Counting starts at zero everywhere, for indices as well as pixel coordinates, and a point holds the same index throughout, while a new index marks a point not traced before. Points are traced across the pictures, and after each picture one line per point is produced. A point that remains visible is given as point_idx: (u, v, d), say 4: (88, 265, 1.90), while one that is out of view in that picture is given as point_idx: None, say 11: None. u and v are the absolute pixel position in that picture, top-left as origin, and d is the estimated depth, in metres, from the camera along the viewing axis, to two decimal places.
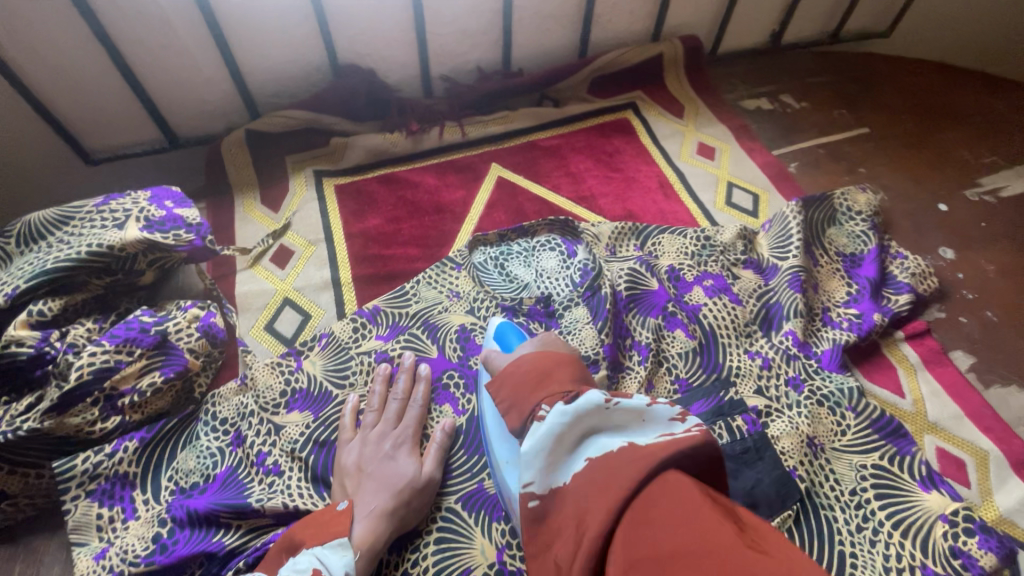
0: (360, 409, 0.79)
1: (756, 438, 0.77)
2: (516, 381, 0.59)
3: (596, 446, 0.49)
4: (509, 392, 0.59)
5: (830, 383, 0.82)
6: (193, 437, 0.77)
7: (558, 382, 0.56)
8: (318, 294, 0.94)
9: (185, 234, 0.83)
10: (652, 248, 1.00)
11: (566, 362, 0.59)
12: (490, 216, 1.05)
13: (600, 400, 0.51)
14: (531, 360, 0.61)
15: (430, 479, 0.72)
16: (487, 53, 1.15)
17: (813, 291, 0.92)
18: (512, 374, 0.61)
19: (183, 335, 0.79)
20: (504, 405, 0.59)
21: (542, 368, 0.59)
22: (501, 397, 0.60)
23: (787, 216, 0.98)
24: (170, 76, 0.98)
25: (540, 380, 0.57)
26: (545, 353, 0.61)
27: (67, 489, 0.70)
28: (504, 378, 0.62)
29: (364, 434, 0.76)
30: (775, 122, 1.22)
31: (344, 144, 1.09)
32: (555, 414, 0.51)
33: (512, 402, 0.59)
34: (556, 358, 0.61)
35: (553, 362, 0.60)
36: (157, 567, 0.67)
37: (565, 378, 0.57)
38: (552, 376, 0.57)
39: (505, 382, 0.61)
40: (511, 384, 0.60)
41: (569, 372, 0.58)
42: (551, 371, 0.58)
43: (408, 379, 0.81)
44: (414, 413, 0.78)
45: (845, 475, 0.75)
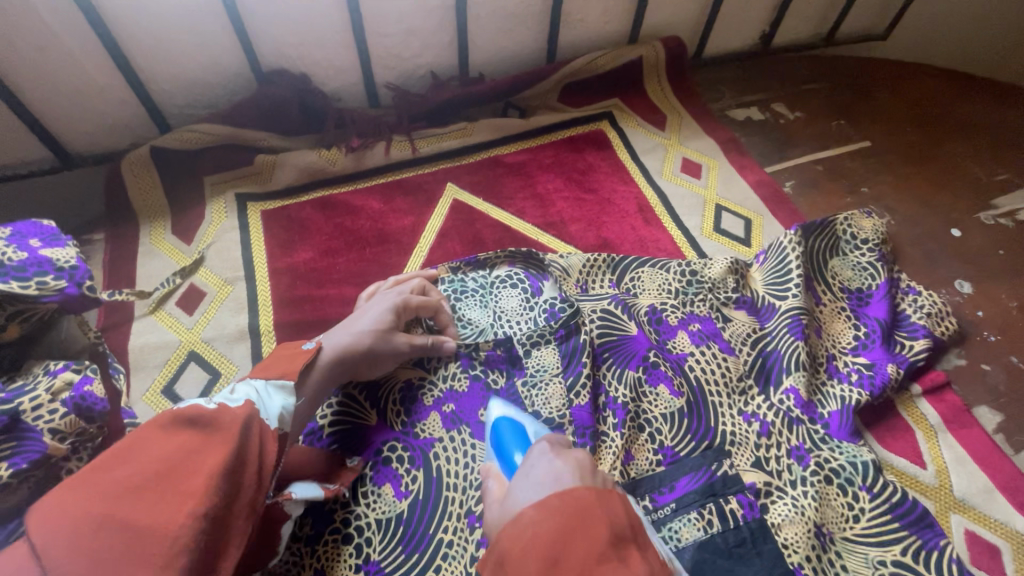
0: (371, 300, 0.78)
1: (753, 529, 0.64)
2: (519, 573, 0.37)
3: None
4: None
5: (840, 455, 0.69)
6: None
7: (588, 567, 0.36)
8: (231, 347, 0.79)
9: (54, 283, 0.68)
10: (630, 284, 0.86)
11: (589, 513, 0.39)
12: (443, 246, 0.90)
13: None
14: (534, 521, 0.39)
15: (401, 349, 0.68)
16: (441, 56, 1.00)
17: (817, 336, 0.79)
18: (510, 554, 0.38)
19: (41, 415, 0.63)
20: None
21: (557, 536, 0.38)
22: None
23: (784, 246, 0.85)
24: (52, 86, 0.82)
25: (555, 565, 0.37)
26: (559, 507, 0.39)
27: None
28: (501, 563, 0.39)
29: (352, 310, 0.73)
30: (767, 134, 1.09)
31: (272, 162, 0.93)
32: None
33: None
34: (576, 513, 0.39)
35: (568, 530, 0.38)
36: None
37: (588, 558, 0.37)
38: (575, 551, 0.37)
39: (502, 564, 0.38)
40: (517, 565, 0.37)
41: (599, 543, 0.38)
42: (568, 550, 0.37)
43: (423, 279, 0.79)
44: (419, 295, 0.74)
45: (860, 574, 0.62)
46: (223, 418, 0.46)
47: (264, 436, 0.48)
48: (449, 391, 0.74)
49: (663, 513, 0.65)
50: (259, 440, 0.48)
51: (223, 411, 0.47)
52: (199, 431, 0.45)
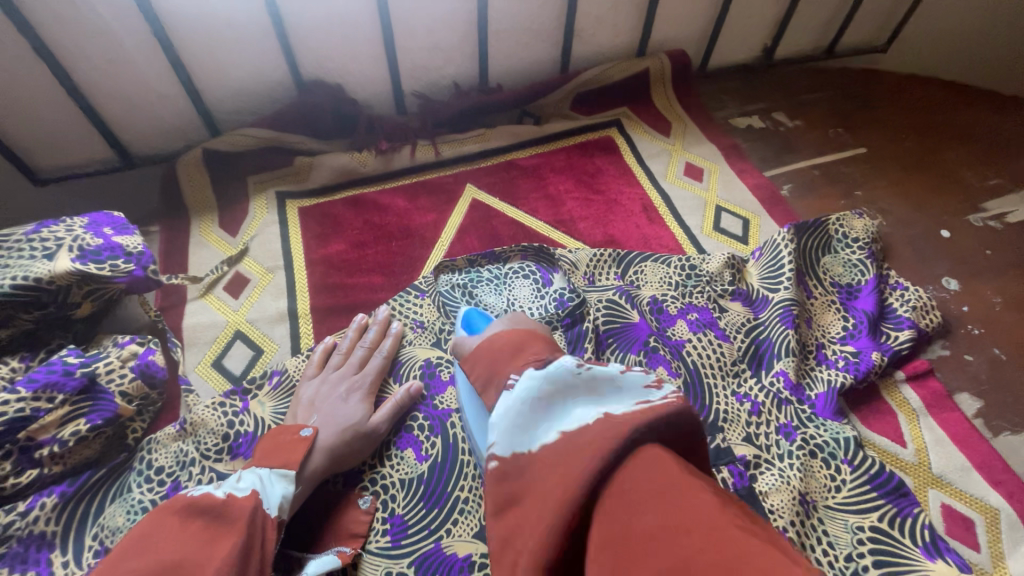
0: (331, 352, 0.81)
1: (743, 494, 0.70)
2: (490, 356, 0.50)
3: (571, 417, 0.40)
4: (484, 365, 0.50)
5: (825, 432, 0.75)
6: (124, 489, 0.70)
7: (539, 353, 0.48)
8: (272, 327, 0.87)
9: (123, 264, 0.78)
10: (633, 277, 0.93)
11: (543, 335, 0.51)
12: (462, 241, 0.99)
13: (574, 364, 0.44)
14: (504, 333, 0.51)
15: (377, 430, 0.73)
16: (463, 67, 1.09)
17: (807, 326, 0.85)
18: (486, 350, 0.51)
19: (113, 378, 0.72)
20: (477, 382, 0.49)
21: (517, 339, 0.50)
22: (473, 376, 0.51)
23: (778, 243, 0.91)
24: (120, 94, 0.93)
25: (515, 352, 0.49)
26: (523, 328, 0.52)
27: None
28: (475, 356, 0.52)
29: (325, 374, 0.78)
30: (767, 141, 1.16)
31: (309, 163, 1.03)
32: (525, 380, 0.44)
33: (487, 379, 0.49)
34: (532, 334, 0.51)
35: (526, 336, 0.50)
36: None
37: (542, 349, 0.48)
38: (528, 348, 0.48)
39: (480, 357, 0.51)
40: (487, 356, 0.50)
41: (548, 347, 0.50)
42: (525, 344, 0.49)
43: (378, 331, 0.83)
44: (376, 363, 0.79)
45: (840, 537, 0.67)
46: (231, 512, 0.54)
47: (265, 525, 0.56)
48: None
49: None
50: (261, 531, 0.56)
51: (232, 500, 0.56)
52: (210, 520, 0.53)
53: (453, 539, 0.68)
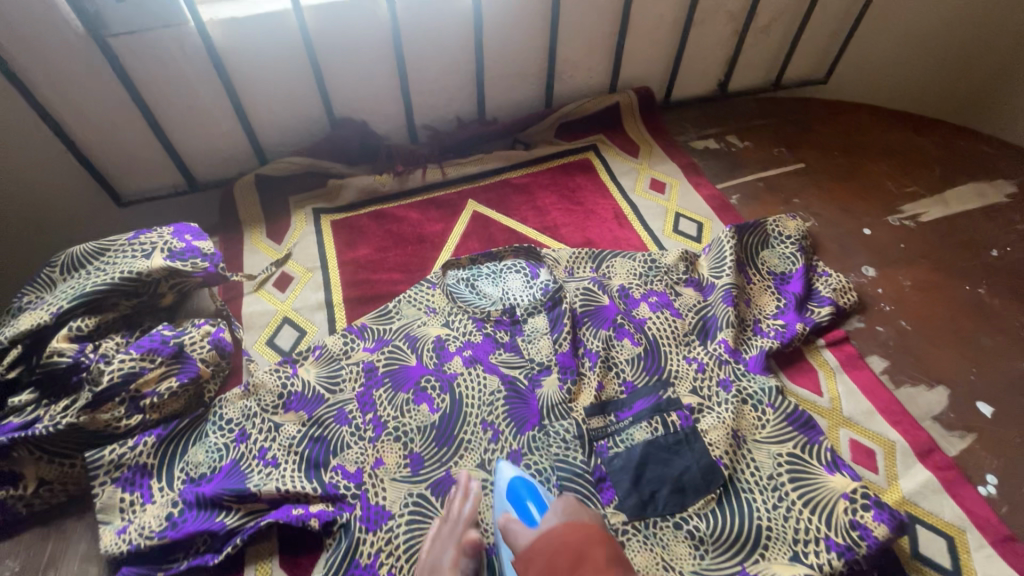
0: (412, 505, 0.79)
1: (687, 432, 0.89)
2: (546, 565, 0.56)
3: None
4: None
5: (755, 383, 0.94)
6: (202, 435, 0.89)
7: (601, 571, 0.54)
8: (313, 313, 1.08)
9: (200, 262, 0.99)
10: (606, 269, 1.13)
11: (597, 539, 0.57)
12: (465, 245, 1.20)
13: None
14: (561, 534, 0.58)
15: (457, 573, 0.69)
16: (465, 105, 1.33)
17: (745, 305, 1.05)
18: (542, 558, 0.57)
19: (196, 347, 0.93)
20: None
21: (575, 547, 0.56)
22: None
23: (722, 241, 1.12)
24: (192, 133, 1.17)
25: (575, 567, 0.55)
26: (577, 527, 0.58)
27: (96, 475, 0.81)
28: (530, 561, 0.58)
29: (401, 530, 0.76)
30: (721, 159, 1.38)
31: (339, 185, 1.25)
32: None
33: None
34: (588, 534, 0.58)
35: (585, 541, 0.57)
36: (169, 541, 0.78)
37: (599, 560, 0.55)
38: (587, 560, 0.55)
39: (535, 562, 0.57)
40: (544, 569, 0.56)
41: (602, 551, 0.56)
42: (584, 552, 0.56)
43: (454, 475, 0.81)
44: (454, 504, 0.77)
45: (764, 462, 0.86)
46: None
47: None
48: (468, 341, 1.03)
49: (623, 424, 0.91)
50: None
51: None
52: None
53: (461, 468, 0.88)
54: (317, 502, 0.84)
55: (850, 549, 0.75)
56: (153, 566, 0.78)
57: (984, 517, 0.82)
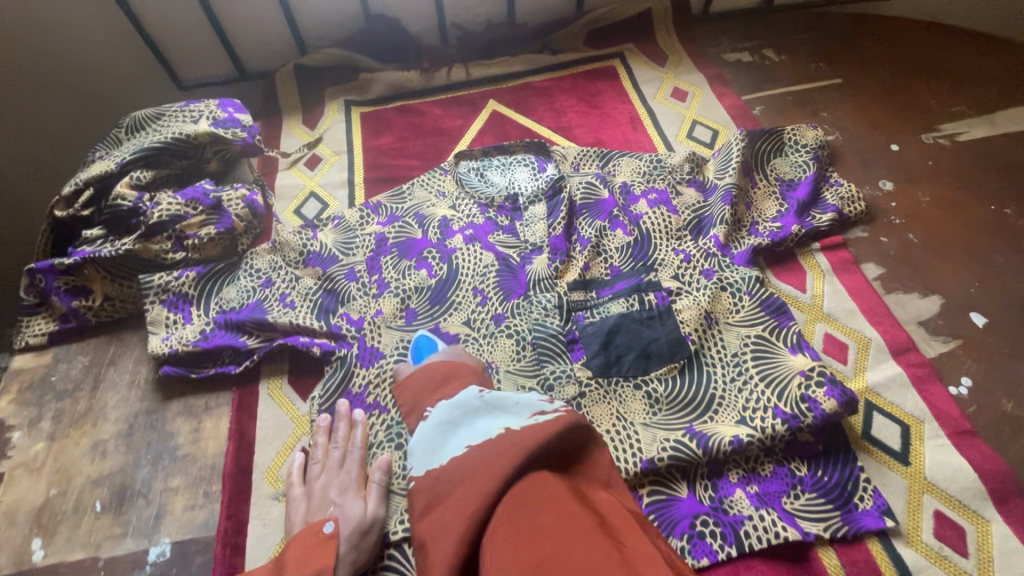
0: (309, 462, 0.84)
1: (661, 310, 0.94)
2: (417, 385, 0.75)
3: (476, 432, 0.59)
4: (410, 394, 0.74)
5: (737, 274, 0.96)
6: (235, 278, 1.04)
7: (456, 385, 0.71)
8: (336, 190, 1.19)
9: (240, 133, 1.12)
10: (611, 168, 1.16)
11: (464, 368, 0.74)
12: (480, 139, 1.26)
13: (479, 395, 0.66)
14: (436, 365, 0.76)
15: (375, 520, 0.77)
16: (494, 7, 1.36)
17: (745, 207, 1.06)
18: (416, 378, 0.76)
19: (232, 204, 1.06)
20: (405, 405, 0.74)
21: (444, 369, 0.74)
22: (402, 401, 0.75)
23: (732, 144, 1.12)
24: (241, 20, 1.29)
25: (438, 381, 0.73)
26: (448, 362, 0.76)
27: (147, 295, 0.97)
28: (406, 385, 0.76)
29: (310, 487, 0.81)
30: (753, 72, 1.34)
31: (368, 79, 1.33)
32: (442, 409, 0.67)
33: (411, 405, 0.73)
34: (456, 365, 0.75)
35: (453, 368, 0.74)
36: (202, 350, 0.94)
37: (459, 378, 0.72)
38: (450, 378, 0.72)
39: (409, 386, 0.75)
40: (415, 389, 0.74)
41: (463, 375, 0.73)
42: (449, 375, 0.73)
43: (346, 426, 0.86)
44: (354, 454, 0.83)
45: (731, 342, 0.90)
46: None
47: None
48: (470, 222, 1.11)
49: (602, 300, 0.97)
50: None
51: None
52: None
53: (449, 324, 0.98)
54: (322, 337, 0.97)
55: (795, 417, 0.80)
56: (188, 369, 0.94)
57: (945, 412, 0.84)
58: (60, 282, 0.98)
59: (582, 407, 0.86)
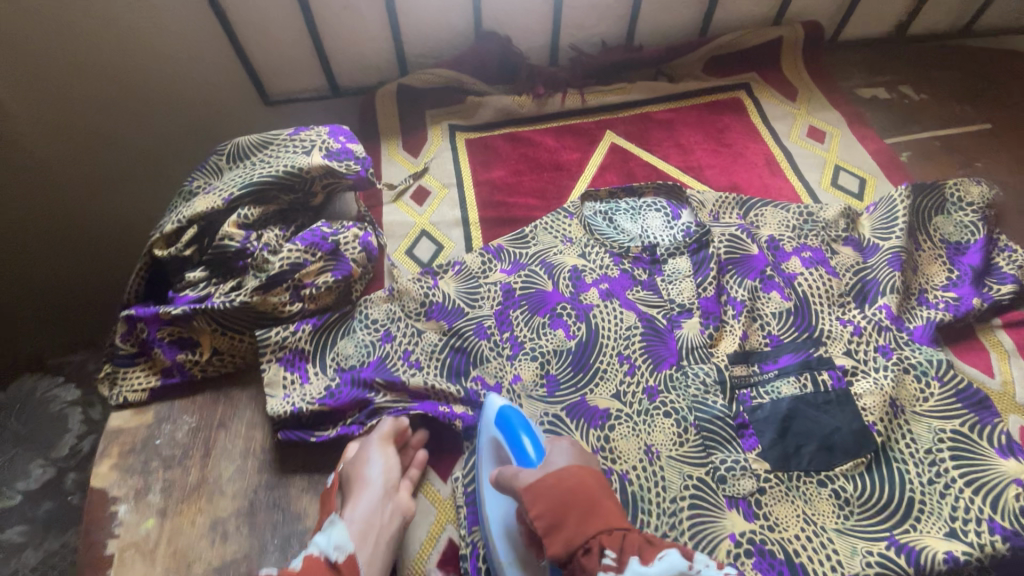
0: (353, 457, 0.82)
1: (839, 394, 0.84)
2: (559, 499, 0.62)
3: None
4: (553, 510, 0.61)
5: (919, 354, 0.87)
6: (351, 330, 0.94)
7: (612, 516, 0.61)
8: (449, 229, 1.09)
9: (354, 165, 1.00)
10: (754, 219, 1.06)
11: (603, 484, 0.65)
12: (603, 177, 1.16)
13: (681, 566, 0.56)
14: (580, 477, 0.63)
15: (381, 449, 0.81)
16: (613, 27, 1.25)
17: (912, 272, 0.96)
18: (556, 488, 0.62)
19: (349, 247, 0.96)
20: (547, 523, 0.61)
21: (593, 491, 0.62)
22: (536, 515, 0.62)
23: (894, 199, 1.02)
24: (343, 36, 1.17)
25: (590, 509, 0.61)
26: (588, 471, 0.65)
27: (264, 353, 0.87)
28: (540, 494, 0.63)
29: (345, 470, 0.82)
30: (892, 112, 1.24)
31: (476, 102, 1.22)
32: (631, 573, 0.55)
33: (553, 523, 0.61)
34: (599, 482, 0.65)
35: (599, 489, 0.63)
36: (326, 408, 0.85)
37: (611, 512, 0.61)
38: (603, 508, 0.61)
39: (546, 493, 0.62)
40: (559, 501, 0.61)
41: (609, 501, 0.63)
42: (599, 501, 0.62)
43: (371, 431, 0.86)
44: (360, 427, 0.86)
45: (922, 436, 0.81)
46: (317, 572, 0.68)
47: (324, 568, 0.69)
48: (604, 275, 1.01)
49: (767, 376, 0.88)
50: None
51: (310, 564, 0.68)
52: None
53: (596, 396, 0.88)
54: (459, 406, 0.88)
55: (1017, 535, 0.71)
56: (306, 432, 0.85)
57: None
58: (165, 332, 0.89)
59: (762, 505, 0.77)
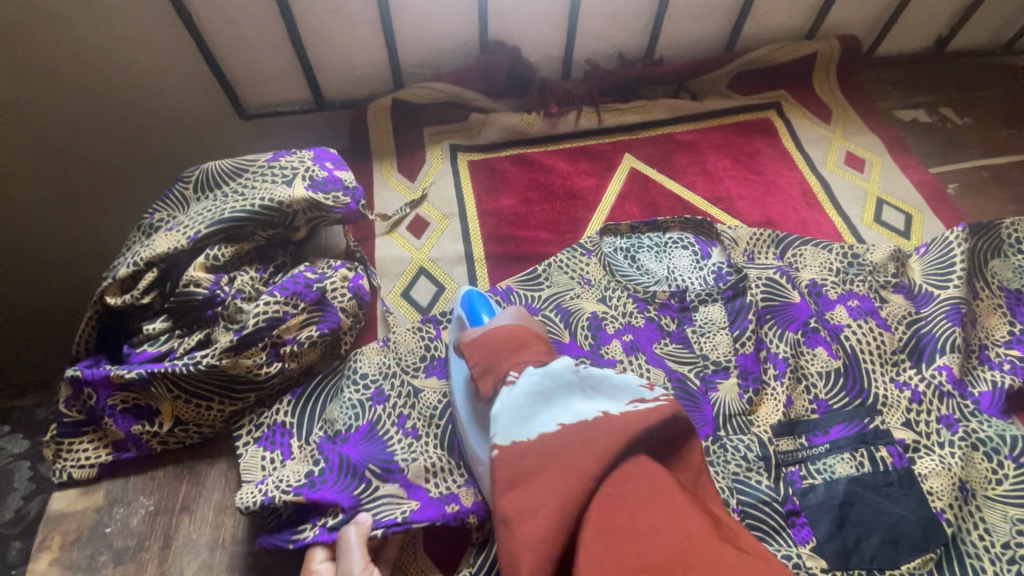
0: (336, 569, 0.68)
1: (901, 476, 0.74)
2: (490, 345, 0.64)
3: (570, 412, 0.54)
4: (485, 354, 0.63)
5: (989, 428, 0.76)
6: (339, 390, 0.81)
7: (538, 352, 0.62)
8: (451, 267, 0.97)
9: (342, 197, 0.86)
10: (792, 259, 0.95)
11: (541, 339, 0.65)
12: (622, 207, 1.04)
13: (570, 366, 0.57)
14: (512, 328, 0.65)
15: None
16: (633, 39, 1.13)
17: (972, 326, 0.86)
18: (489, 337, 0.65)
19: (336, 295, 0.83)
20: (479, 367, 0.63)
21: (522, 337, 0.64)
22: (473, 362, 0.64)
23: (950, 242, 0.90)
24: (330, 44, 1.03)
25: (516, 346, 0.62)
26: (525, 327, 0.66)
27: (240, 435, 0.78)
28: (477, 343, 0.65)
29: None
30: (935, 137, 1.14)
31: (481, 121, 1.10)
32: (527, 377, 0.57)
33: (486, 367, 0.63)
34: (536, 335, 0.66)
35: (532, 337, 0.64)
36: (305, 499, 0.70)
37: (539, 349, 0.62)
38: (529, 346, 0.62)
39: (483, 346, 0.64)
40: (490, 347, 0.64)
41: (541, 343, 0.64)
42: (527, 343, 0.63)
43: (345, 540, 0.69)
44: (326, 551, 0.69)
45: (997, 526, 0.71)
46: None
47: None
48: (628, 324, 0.89)
49: (817, 451, 0.78)
50: None
51: None
52: None
53: None
54: (466, 492, 0.74)
55: None
56: (286, 535, 0.70)
57: None
58: (116, 399, 0.75)
59: None
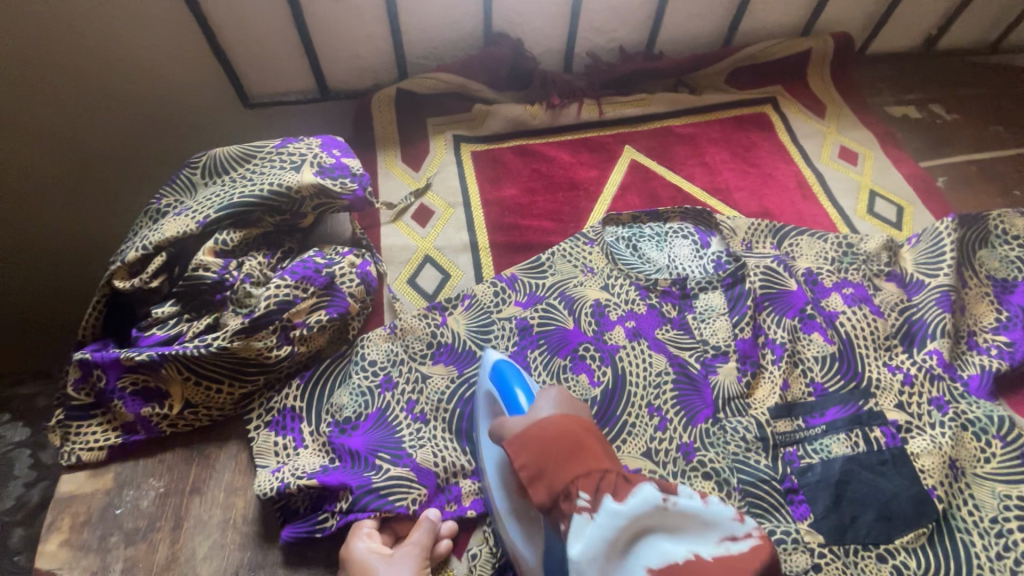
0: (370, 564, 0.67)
1: (893, 455, 0.77)
2: (540, 450, 0.53)
3: (654, 554, 0.50)
4: (535, 458, 0.53)
5: (977, 409, 0.80)
6: (348, 376, 0.82)
7: (600, 459, 0.53)
8: (456, 255, 0.98)
9: (350, 183, 0.87)
10: (789, 248, 0.98)
11: (593, 431, 0.56)
12: (623, 198, 1.06)
13: (658, 501, 0.50)
14: (565, 423, 0.54)
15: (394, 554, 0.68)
16: (633, 33, 1.15)
17: (961, 313, 0.90)
18: (539, 438, 0.54)
19: (345, 279, 0.84)
20: (529, 472, 0.53)
21: (578, 436, 0.54)
22: (519, 465, 0.53)
23: (940, 231, 0.93)
24: (335, 34, 1.04)
25: (575, 452, 0.53)
26: (575, 417, 0.56)
27: (251, 419, 0.79)
28: (524, 443, 0.54)
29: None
30: (925, 133, 1.17)
31: (485, 112, 1.11)
32: (606, 513, 0.49)
33: (539, 471, 0.53)
34: (584, 422, 0.56)
35: (585, 432, 0.55)
36: (316, 483, 0.71)
37: (598, 452, 0.53)
38: (588, 449, 0.53)
39: (530, 445, 0.54)
40: (544, 450, 0.53)
41: (596, 441, 0.55)
42: (585, 443, 0.53)
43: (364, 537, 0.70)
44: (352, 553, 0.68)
45: (986, 502, 0.74)
46: None
47: None
48: (630, 311, 0.91)
49: (814, 432, 0.80)
50: None
51: None
52: None
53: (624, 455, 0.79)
54: (466, 488, 0.76)
55: None
56: (308, 526, 0.71)
57: None
58: (126, 380, 0.75)
59: None
